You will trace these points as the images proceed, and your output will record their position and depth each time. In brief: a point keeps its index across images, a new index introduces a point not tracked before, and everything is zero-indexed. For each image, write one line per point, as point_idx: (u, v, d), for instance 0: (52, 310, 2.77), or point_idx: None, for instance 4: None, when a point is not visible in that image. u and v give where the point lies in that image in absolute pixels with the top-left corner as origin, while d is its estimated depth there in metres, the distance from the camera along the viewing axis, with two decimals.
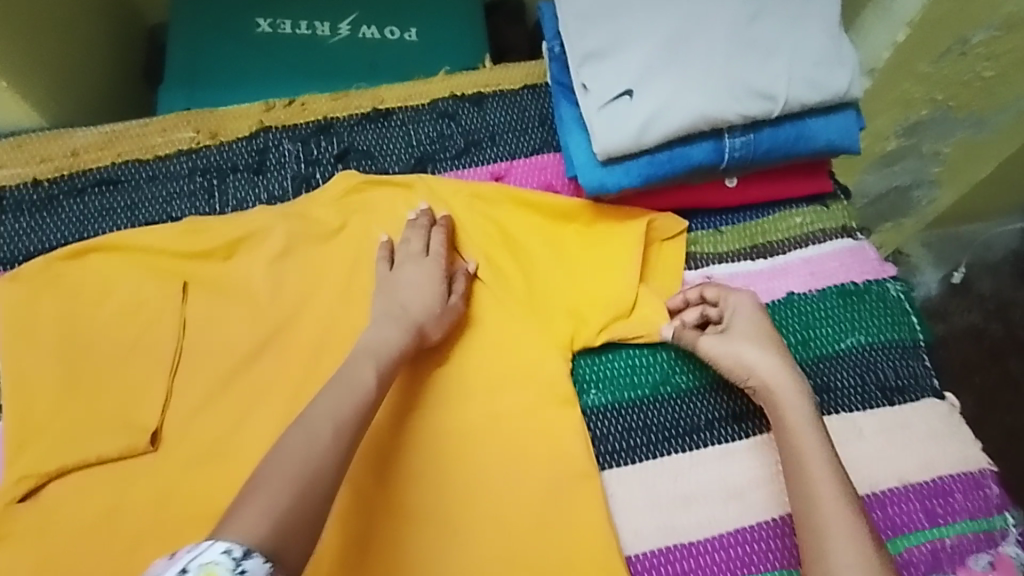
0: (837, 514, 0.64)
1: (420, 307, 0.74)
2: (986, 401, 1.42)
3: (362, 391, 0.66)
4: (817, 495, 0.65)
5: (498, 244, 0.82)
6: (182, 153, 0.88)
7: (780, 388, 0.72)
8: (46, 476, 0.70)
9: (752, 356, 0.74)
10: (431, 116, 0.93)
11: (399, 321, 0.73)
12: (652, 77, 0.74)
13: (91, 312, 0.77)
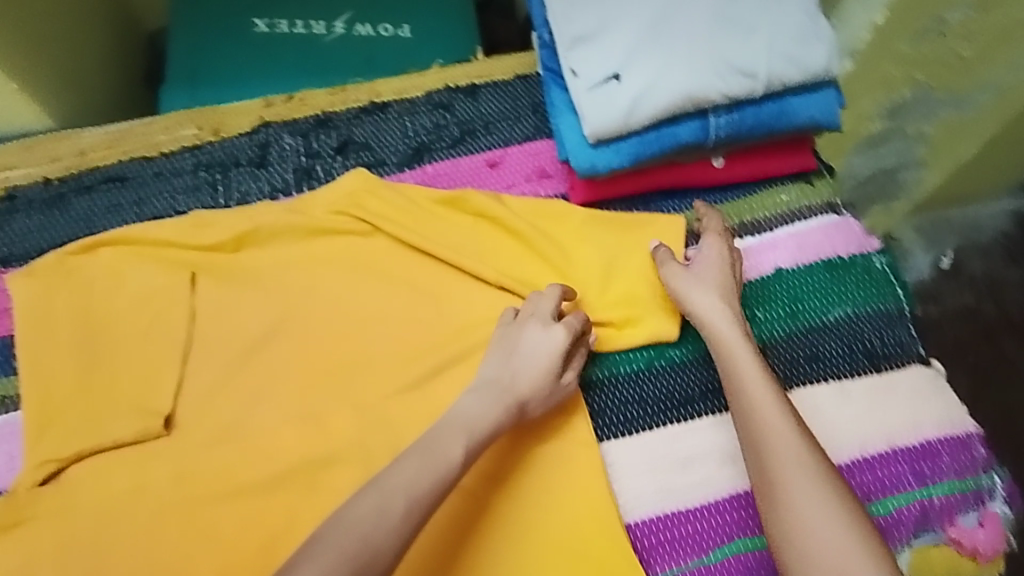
0: (783, 441, 0.66)
1: (526, 386, 0.72)
2: (979, 380, 1.45)
3: (446, 467, 0.63)
4: (763, 427, 0.68)
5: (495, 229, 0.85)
6: (186, 149, 0.91)
7: (727, 332, 0.75)
8: (66, 461, 0.72)
9: (711, 301, 0.77)
10: (427, 107, 0.95)
11: (505, 394, 0.71)
12: (638, 58, 0.77)
13: (105, 304, 0.80)
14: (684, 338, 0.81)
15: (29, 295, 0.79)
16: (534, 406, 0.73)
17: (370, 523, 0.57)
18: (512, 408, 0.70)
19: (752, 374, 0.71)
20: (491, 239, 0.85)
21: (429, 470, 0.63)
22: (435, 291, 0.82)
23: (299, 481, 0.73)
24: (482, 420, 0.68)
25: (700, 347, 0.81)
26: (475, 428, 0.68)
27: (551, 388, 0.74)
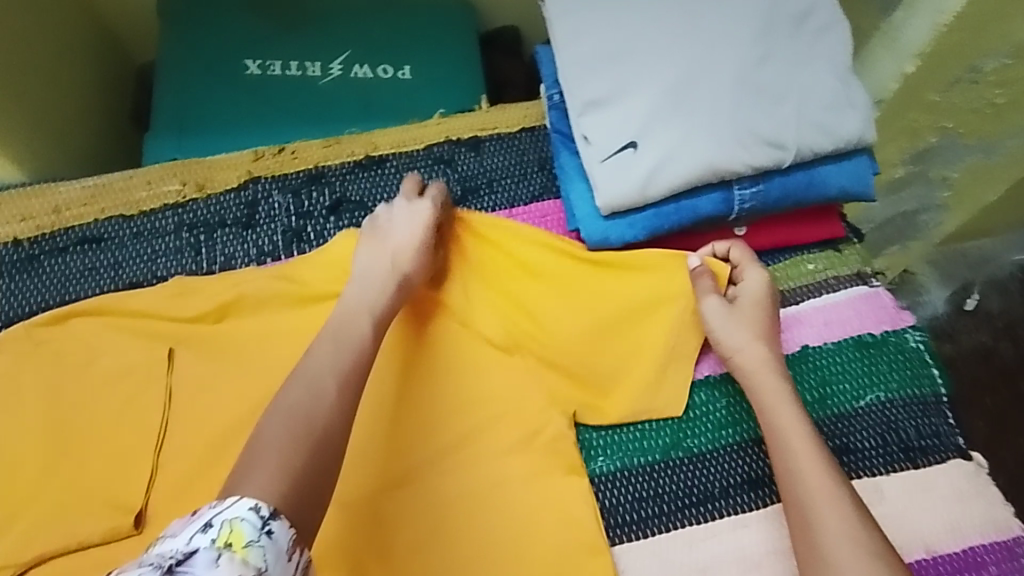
0: (821, 486, 0.63)
1: (403, 250, 0.74)
2: (999, 421, 1.32)
3: (355, 347, 0.66)
4: (799, 471, 0.64)
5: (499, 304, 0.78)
6: (168, 208, 0.85)
7: (761, 369, 0.71)
8: (28, 560, 0.66)
9: (750, 337, 0.73)
10: (427, 162, 0.89)
11: (386, 266, 0.73)
12: (657, 127, 0.71)
13: (75, 382, 0.74)
14: (703, 426, 0.75)
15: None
16: (418, 251, 0.75)
17: (307, 418, 0.59)
18: (396, 272, 0.73)
19: (788, 414, 0.68)
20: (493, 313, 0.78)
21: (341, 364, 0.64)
22: (429, 365, 0.76)
23: None
24: (376, 298, 0.71)
25: (722, 436, 0.74)
26: (365, 308, 0.70)
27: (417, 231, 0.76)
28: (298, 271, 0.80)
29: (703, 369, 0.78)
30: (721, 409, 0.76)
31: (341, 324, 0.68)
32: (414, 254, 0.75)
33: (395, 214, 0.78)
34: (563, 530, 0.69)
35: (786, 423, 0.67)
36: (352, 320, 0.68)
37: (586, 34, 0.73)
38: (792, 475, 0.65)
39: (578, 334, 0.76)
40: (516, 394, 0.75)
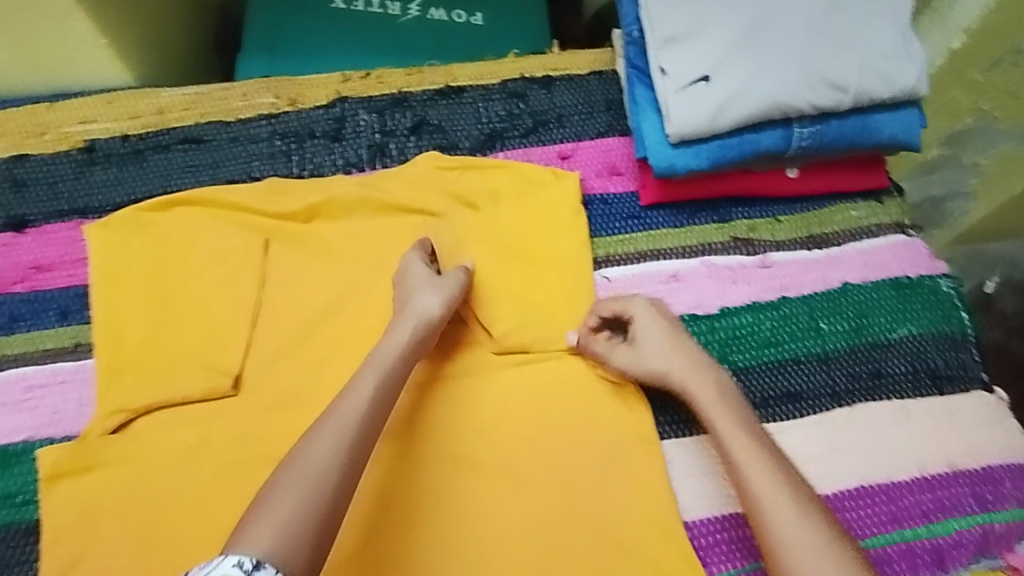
0: (759, 469, 0.66)
1: (434, 298, 0.75)
2: None
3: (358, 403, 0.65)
4: (738, 459, 0.67)
5: (563, 218, 0.85)
6: (263, 117, 0.92)
7: (684, 370, 0.73)
8: (136, 412, 0.73)
9: (659, 352, 0.74)
10: (502, 95, 0.96)
11: (415, 316, 0.73)
12: (730, 62, 0.77)
13: (177, 262, 0.80)
14: (746, 344, 0.82)
15: (93, 243, 0.80)
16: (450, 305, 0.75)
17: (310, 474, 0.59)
18: (424, 325, 0.73)
19: (721, 407, 0.71)
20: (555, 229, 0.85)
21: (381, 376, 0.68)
22: (496, 277, 0.82)
23: None
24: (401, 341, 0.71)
25: (763, 354, 0.81)
26: (390, 351, 0.70)
27: (444, 285, 0.77)
28: (381, 181, 0.86)
29: (750, 295, 0.85)
30: (764, 330, 0.83)
31: (370, 367, 0.69)
32: (445, 302, 0.75)
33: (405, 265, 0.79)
34: (615, 422, 0.76)
35: (720, 418, 0.69)
36: (366, 370, 0.68)
37: None
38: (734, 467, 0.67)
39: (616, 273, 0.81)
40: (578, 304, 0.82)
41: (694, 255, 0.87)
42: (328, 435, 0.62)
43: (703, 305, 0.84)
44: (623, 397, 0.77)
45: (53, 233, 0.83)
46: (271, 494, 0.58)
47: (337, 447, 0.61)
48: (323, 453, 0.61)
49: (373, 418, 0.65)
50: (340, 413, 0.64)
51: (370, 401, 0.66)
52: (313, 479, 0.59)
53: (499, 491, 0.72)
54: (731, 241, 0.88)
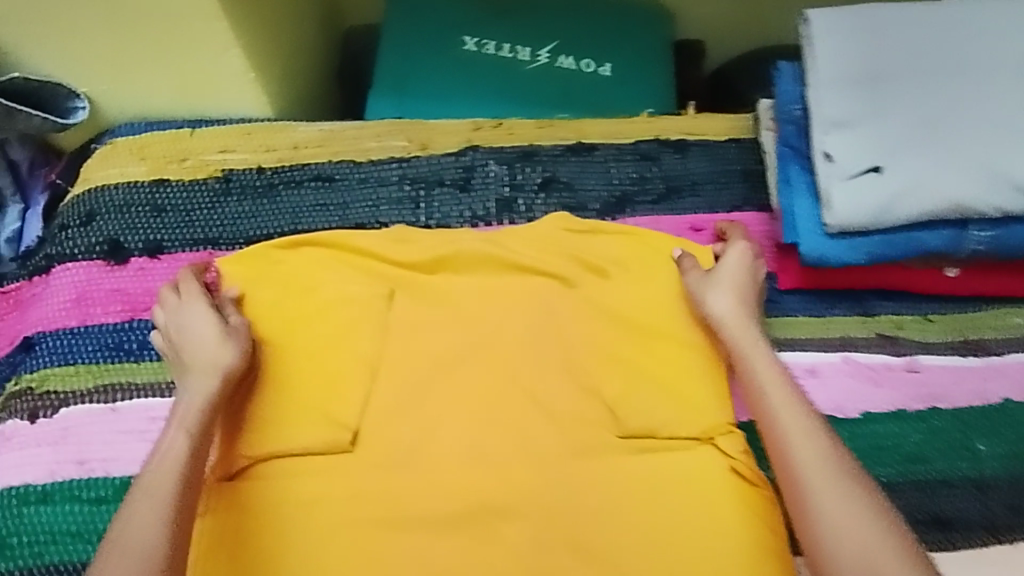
0: (800, 431, 0.65)
1: (220, 350, 0.73)
2: None
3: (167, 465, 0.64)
4: (779, 421, 0.67)
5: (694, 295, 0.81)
6: (393, 160, 0.92)
7: (739, 325, 0.75)
8: (253, 458, 0.73)
9: (726, 292, 0.77)
10: (634, 156, 0.93)
11: (201, 372, 0.71)
12: (905, 155, 0.72)
13: (301, 304, 0.80)
14: (893, 456, 0.75)
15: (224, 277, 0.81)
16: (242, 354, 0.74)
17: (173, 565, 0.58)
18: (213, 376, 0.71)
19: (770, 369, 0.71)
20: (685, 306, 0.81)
21: (186, 415, 0.68)
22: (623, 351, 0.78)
23: (470, 525, 0.70)
24: (204, 373, 0.71)
25: (910, 470, 0.74)
26: (198, 400, 0.70)
27: (235, 334, 0.75)
28: (509, 237, 0.84)
29: (895, 401, 0.78)
30: (910, 444, 0.76)
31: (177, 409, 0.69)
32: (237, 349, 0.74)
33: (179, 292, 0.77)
34: (748, 530, 0.70)
35: (766, 379, 0.70)
36: (182, 399, 0.70)
37: (844, 56, 0.74)
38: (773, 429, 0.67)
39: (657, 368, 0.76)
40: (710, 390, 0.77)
41: (836, 349, 0.80)
42: (157, 469, 0.64)
43: (842, 407, 0.77)
44: (754, 501, 0.71)
45: (186, 262, 0.84)
46: (127, 519, 0.60)
47: (160, 512, 0.61)
48: (156, 474, 0.63)
49: (195, 453, 0.66)
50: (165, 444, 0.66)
51: (190, 423, 0.68)
52: (153, 508, 0.61)
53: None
54: (876, 337, 0.81)
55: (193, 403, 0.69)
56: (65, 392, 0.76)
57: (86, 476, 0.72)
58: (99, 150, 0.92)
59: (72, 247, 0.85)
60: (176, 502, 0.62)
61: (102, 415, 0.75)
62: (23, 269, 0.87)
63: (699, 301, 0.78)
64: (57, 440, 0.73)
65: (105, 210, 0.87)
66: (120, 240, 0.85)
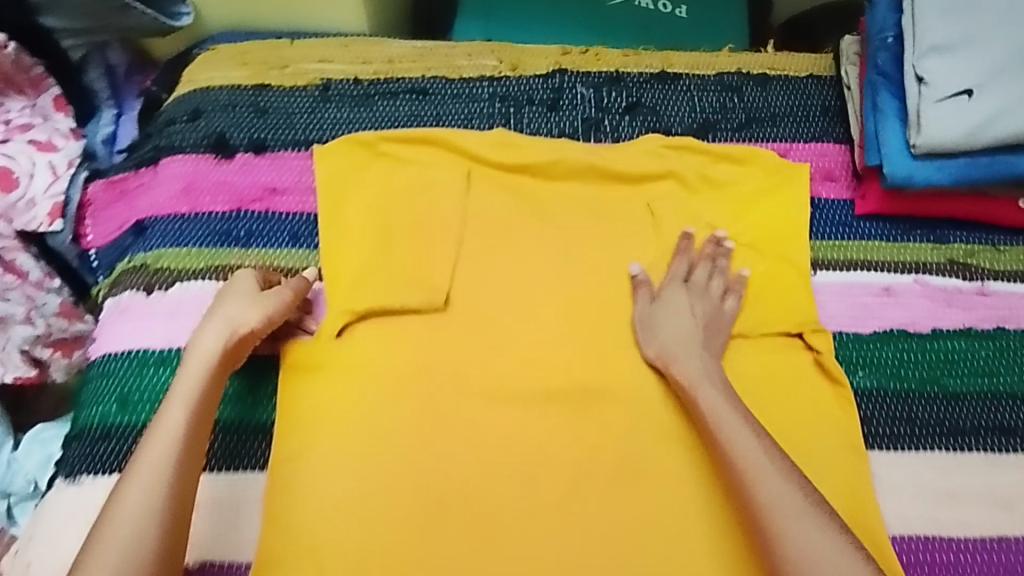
0: (762, 468, 0.63)
1: (244, 315, 0.70)
2: None
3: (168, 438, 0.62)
4: (739, 457, 0.64)
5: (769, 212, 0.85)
6: (484, 78, 0.95)
7: (682, 359, 0.73)
8: (360, 328, 0.76)
9: (667, 327, 0.75)
10: (717, 87, 0.96)
11: (213, 337, 0.68)
12: (997, 81, 0.75)
13: (398, 203, 0.83)
14: (961, 370, 0.79)
15: (324, 172, 0.84)
16: (266, 320, 0.71)
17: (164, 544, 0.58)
18: (220, 349, 0.68)
19: (719, 400, 0.69)
20: (762, 224, 0.84)
21: (189, 391, 0.65)
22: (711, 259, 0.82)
23: (566, 405, 0.74)
24: (214, 344, 0.68)
25: (977, 382, 0.78)
26: (199, 373, 0.66)
27: (261, 301, 0.72)
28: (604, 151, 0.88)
29: (965, 321, 0.82)
30: (980, 359, 0.80)
31: (180, 383, 0.66)
32: (261, 320, 0.71)
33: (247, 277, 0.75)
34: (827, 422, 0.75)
35: (712, 407, 0.69)
36: (185, 373, 0.66)
37: None
38: (735, 467, 0.64)
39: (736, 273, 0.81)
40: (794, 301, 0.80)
41: (909, 272, 0.84)
42: (151, 447, 0.61)
43: (916, 323, 0.81)
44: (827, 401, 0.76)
45: (288, 161, 0.87)
46: (123, 495, 0.59)
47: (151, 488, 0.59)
48: (155, 452, 0.61)
49: (194, 431, 0.63)
50: (165, 418, 0.63)
51: (195, 402, 0.64)
52: (149, 490, 0.59)
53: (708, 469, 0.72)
54: (948, 263, 0.85)
55: (198, 378, 0.66)
56: (178, 269, 0.80)
57: None
58: (202, 55, 0.95)
59: (180, 140, 0.88)
60: (174, 486, 0.60)
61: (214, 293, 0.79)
62: (129, 161, 0.91)
63: (644, 332, 0.76)
64: (173, 312, 0.78)
65: (210, 108, 0.90)
66: (225, 136, 0.88)
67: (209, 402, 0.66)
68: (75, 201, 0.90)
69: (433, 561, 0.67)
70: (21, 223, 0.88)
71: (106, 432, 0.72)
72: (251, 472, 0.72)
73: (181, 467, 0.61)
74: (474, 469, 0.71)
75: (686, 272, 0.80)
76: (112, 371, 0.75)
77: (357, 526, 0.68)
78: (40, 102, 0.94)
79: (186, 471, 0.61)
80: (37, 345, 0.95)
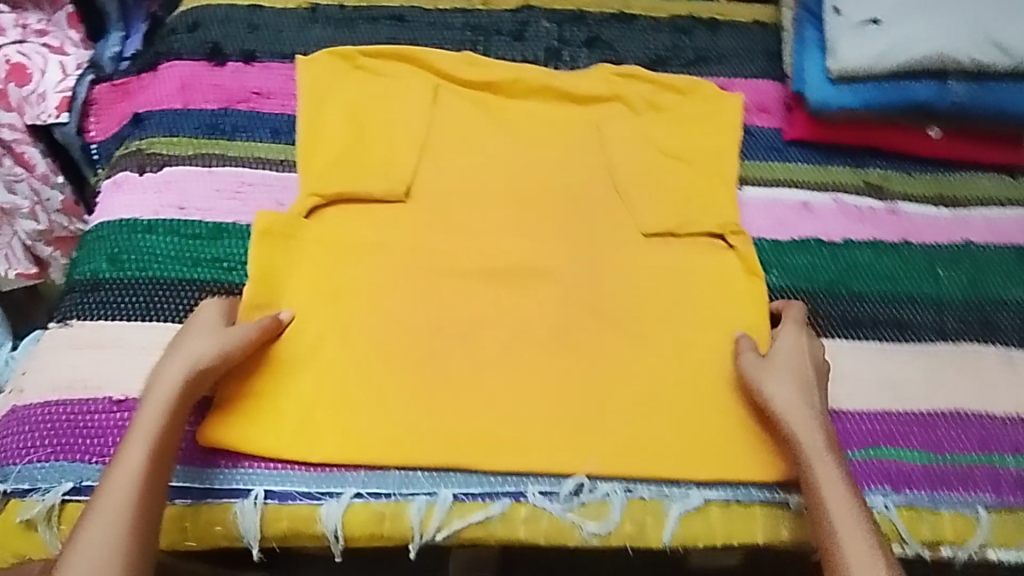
0: (848, 522, 0.65)
1: (205, 349, 0.72)
2: None
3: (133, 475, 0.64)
4: (824, 506, 0.66)
5: (704, 134, 0.94)
6: (457, 10, 1.05)
7: (802, 416, 0.72)
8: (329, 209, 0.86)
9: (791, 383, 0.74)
10: (669, 28, 1.06)
11: (174, 370, 0.70)
12: (902, 14, 0.85)
13: (371, 109, 0.93)
14: (866, 274, 0.88)
15: (304, 75, 0.94)
16: (227, 351, 0.72)
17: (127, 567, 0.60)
18: (183, 382, 0.69)
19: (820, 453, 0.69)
20: (697, 146, 0.93)
21: (152, 430, 0.66)
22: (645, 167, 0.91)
23: (507, 283, 0.84)
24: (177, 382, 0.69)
25: (879, 285, 0.87)
26: (161, 407, 0.68)
27: (227, 336, 0.73)
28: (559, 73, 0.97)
29: (874, 234, 0.91)
30: (884, 267, 0.88)
31: (138, 428, 0.66)
32: (220, 353, 0.72)
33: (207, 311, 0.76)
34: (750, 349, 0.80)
35: (814, 454, 0.69)
36: (148, 406, 0.68)
37: None
38: (823, 514, 0.66)
39: (670, 183, 0.90)
40: (716, 206, 0.89)
41: (828, 192, 0.93)
42: (109, 492, 0.63)
43: (830, 233, 0.90)
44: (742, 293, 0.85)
45: (274, 69, 0.97)
46: (82, 535, 0.60)
47: (113, 526, 0.61)
48: (116, 494, 0.62)
49: (157, 465, 0.65)
50: (126, 457, 0.65)
51: (157, 437, 0.66)
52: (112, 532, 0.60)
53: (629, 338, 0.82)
54: (865, 186, 0.94)
55: (158, 413, 0.67)
56: (169, 155, 0.90)
57: (185, 218, 0.86)
58: None
59: (179, 48, 0.98)
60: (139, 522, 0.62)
61: (200, 174, 0.89)
62: (133, 67, 1.01)
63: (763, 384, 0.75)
64: (162, 188, 0.87)
65: (208, 21, 1.00)
66: (220, 46, 0.98)
67: (170, 439, 0.67)
68: (81, 98, 0.98)
69: (380, 399, 0.76)
70: (32, 115, 0.98)
71: (95, 286, 0.81)
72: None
73: (146, 502, 0.63)
74: (420, 331, 0.80)
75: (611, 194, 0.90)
76: (105, 233, 0.84)
77: (314, 367, 0.76)
78: (55, 17, 1.04)
79: (149, 506, 0.63)
80: (40, 241, 1.06)
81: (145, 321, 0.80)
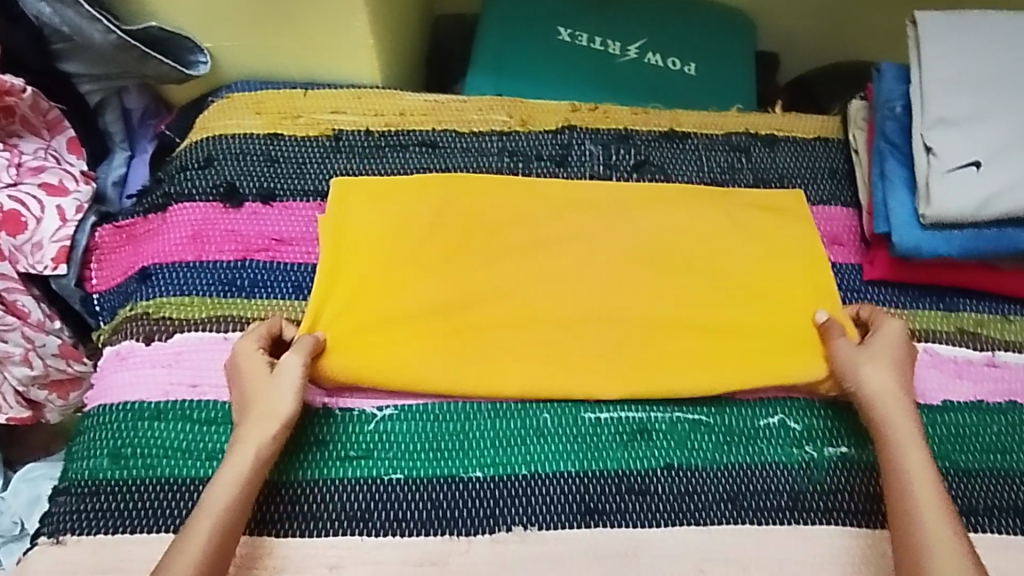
0: (926, 492, 0.67)
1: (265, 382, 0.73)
2: None
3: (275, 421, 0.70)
4: (906, 468, 0.69)
5: (771, 281, 0.85)
6: (494, 133, 0.96)
7: (890, 392, 0.73)
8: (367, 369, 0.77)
9: (883, 370, 0.75)
10: (725, 147, 0.96)
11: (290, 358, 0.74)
12: (1004, 155, 0.76)
13: (404, 255, 0.83)
14: (972, 446, 0.77)
15: (330, 227, 0.84)
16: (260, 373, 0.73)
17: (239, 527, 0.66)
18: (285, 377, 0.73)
19: (898, 410, 0.72)
20: (766, 293, 0.84)
21: (260, 440, 0.69)
22: (707, 291, 0.84)
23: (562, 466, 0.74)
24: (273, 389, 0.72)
25: (989, 459, 0.77)
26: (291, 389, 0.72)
27: (253, 359, 0.74)
28: (603, 189, 0.90)
29: (975, 394, 0.80)
30: (990, 435, 0.78)
31: (251, 423, 0.70)
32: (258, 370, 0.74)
33: (241, 353, 0.75)
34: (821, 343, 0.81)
35: (890, 406, 0.73)
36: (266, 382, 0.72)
37: (951, 58, 0.78)
38: (896, 471, 0.69)
39: (736, 337, 0.81)
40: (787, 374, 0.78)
41: (918, 341, 0.83)
42: (215, 495, 0.66)
43: (925, 395, 0.80)
44: (826, 477, 0.75)
45: (296, 211, 0.88)
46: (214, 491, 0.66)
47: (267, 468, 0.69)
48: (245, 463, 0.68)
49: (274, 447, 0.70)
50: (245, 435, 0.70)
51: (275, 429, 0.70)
52: (196, 546, 0.63)
53: (708, 529, 0.72)
54: (958, 333, 0.84)
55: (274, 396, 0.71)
56: (180, 320, 0.80)
57: (198, 399, 0.76)
58: (216, 103, 0.96)
59: (190, 188, 0.89)
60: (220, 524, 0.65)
61: (215, 343, 0.79)
62: (136, 206, 0.91)
63: (852, 371, 0.76)
64: (171, 364, 0.77)
65: (220, 155, 0.91)
66: (235, 185, 0.88)
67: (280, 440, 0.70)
68: (81, 246, 0.90)
69: None
70: (25, 265, 0.89)
71: (96, 489, 0.71)
72: (263, 539, 0.70)
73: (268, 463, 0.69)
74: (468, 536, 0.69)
75: (675, 353, 0.80)
76: (107, 424, 0.75)
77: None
78: (55, 144, 0.94)
79: (244, 508, 0.66)
80: (35, 385, 0.96)
81: (150, 532, 0.70)
